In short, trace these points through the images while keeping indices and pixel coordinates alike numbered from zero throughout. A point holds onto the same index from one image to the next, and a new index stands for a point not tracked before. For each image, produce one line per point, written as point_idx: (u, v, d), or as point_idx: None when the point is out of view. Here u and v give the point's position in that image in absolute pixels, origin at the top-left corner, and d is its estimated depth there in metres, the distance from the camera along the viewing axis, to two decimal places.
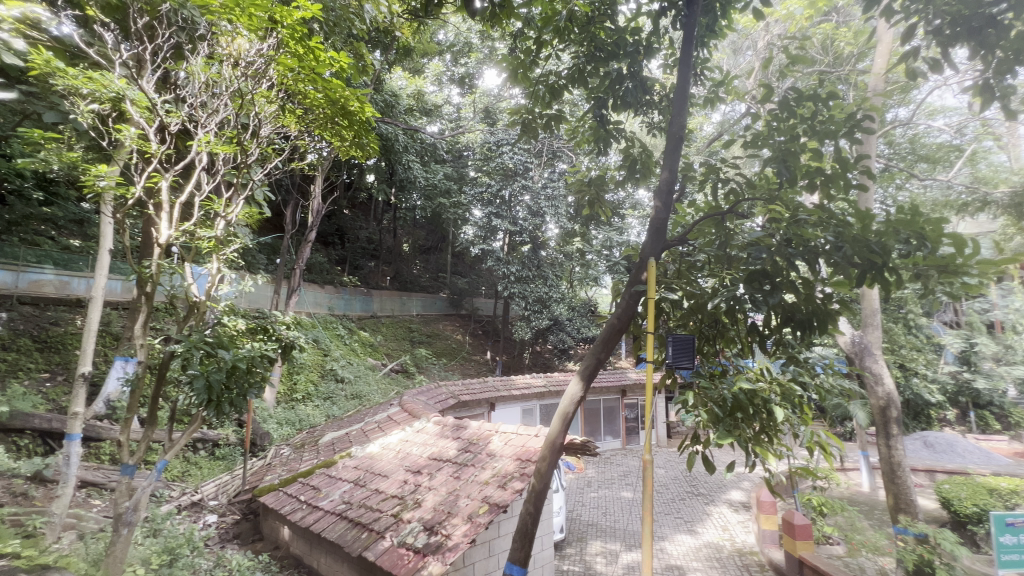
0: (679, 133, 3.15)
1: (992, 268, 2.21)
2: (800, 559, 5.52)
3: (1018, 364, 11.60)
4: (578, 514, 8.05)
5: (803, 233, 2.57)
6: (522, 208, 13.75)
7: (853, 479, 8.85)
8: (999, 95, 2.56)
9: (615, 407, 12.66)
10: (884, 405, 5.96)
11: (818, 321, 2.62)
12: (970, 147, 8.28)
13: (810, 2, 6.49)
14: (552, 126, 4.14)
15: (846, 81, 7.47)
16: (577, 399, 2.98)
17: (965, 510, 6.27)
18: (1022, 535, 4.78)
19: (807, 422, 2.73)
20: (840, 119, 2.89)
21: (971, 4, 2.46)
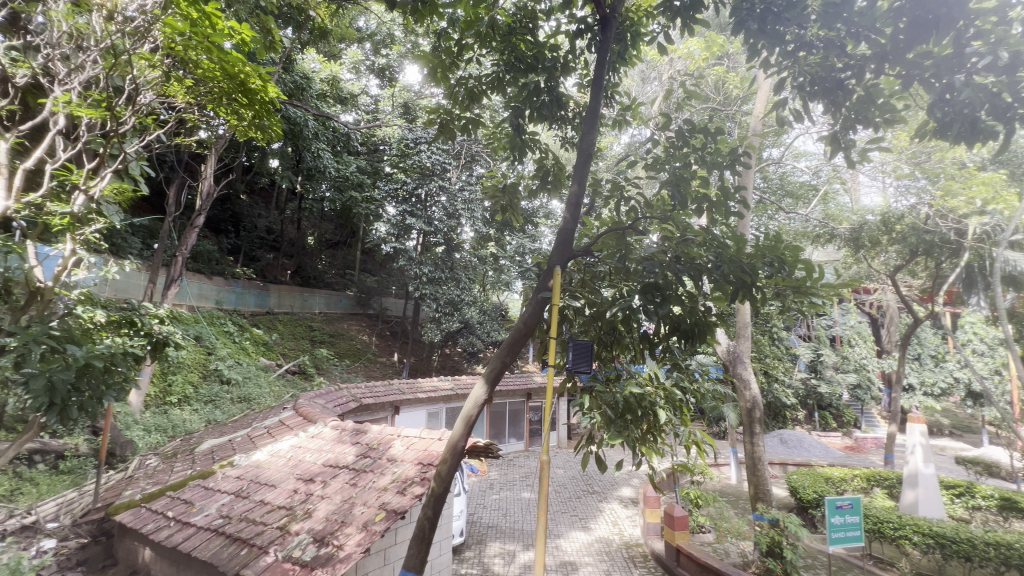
0: (589, 150, 3.32)
1: (832, 291, 2.61)
2: (678, 547, 6.08)
3: (850, 371, 14.08)
4: (478, 517, 8.08)
5: (689, 251, 2.86)
6: (438, 209, 13.54)
7: (723, 473, 9.94)
8: (843, 148, 3.07)
9: (520, 410, 12.94)
10: (750, 407, 6.79)
11: (699, 331, 2.91)
12: (824, 188, 9.77)
13: (708, 46, 7.20)
14: (471, 131, 4.15)
15: (733, 119, 8.43)
16: (481, 402, 2.99)
17: (807, 497, 7.32)
18: (848, 516, 5.68)
19: (686, 423, 3.01)
20: (724, 153, 3.25)
21: (826, 68, 2.92)
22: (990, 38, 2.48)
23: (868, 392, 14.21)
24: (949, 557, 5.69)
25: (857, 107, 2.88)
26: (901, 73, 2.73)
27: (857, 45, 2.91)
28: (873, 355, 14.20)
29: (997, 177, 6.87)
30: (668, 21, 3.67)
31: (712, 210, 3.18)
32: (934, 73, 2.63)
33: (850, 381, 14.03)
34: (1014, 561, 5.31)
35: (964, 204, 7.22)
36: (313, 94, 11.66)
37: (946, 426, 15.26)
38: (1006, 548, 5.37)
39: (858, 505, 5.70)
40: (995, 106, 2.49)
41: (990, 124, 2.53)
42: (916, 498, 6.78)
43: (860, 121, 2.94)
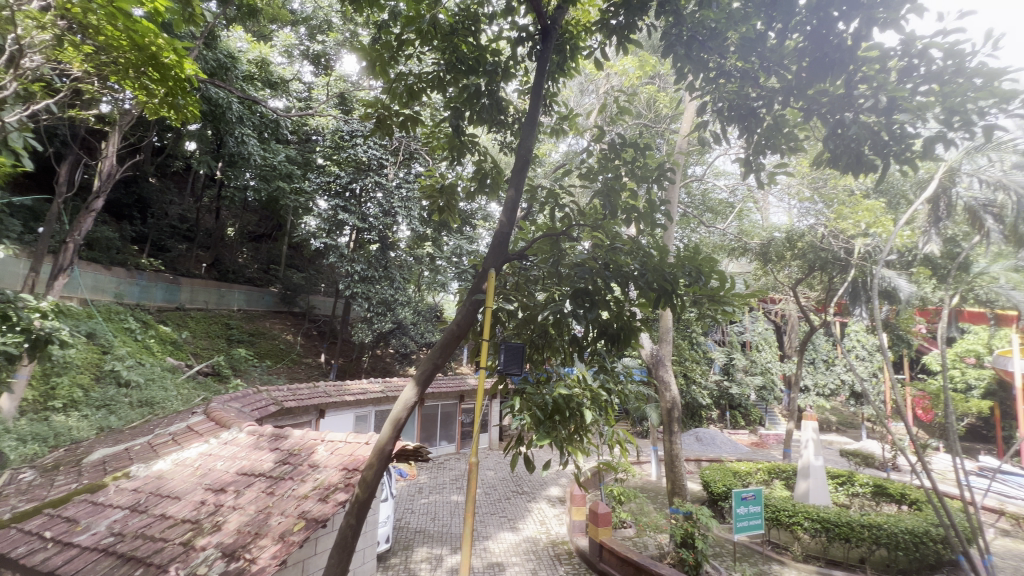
0: (526, 156, 3.38)
1: (741, 300, 2.86)
2: (601, 543, 6.32)
3: (757, 374, 15.44)
4: (406, 522, 7.90)
5: (617, 258, 2.99)
6: (373, 205, 13.08)
7: (645, 471, 10.49)
8: (753, 170, 3.36)
9: (452, 412, 12.84)
10: (670, 407, 7.23)
11: (624, 335, 3.05)
12: (739, 206, 10.65)
13: (642, 65, 7.59)
14: (410, 129, 4.06)
15: (662, 137, 8.96)
16: (410, 404, 2.94)
17: (718, 490, 7.91)
18: (752, 506, 6.21)
19: (610, 423, 3.15)
20: (652, 168, 3.44)
21: (741, 96, 3.21)
22: (874, 83, 2.80)
23: (772, 393, 15.66)
24: (833, 539, 6.41)
25: (766, 134, 3.17)
26: (803, 106, 3.03)
27: (768, 78, 3.21)
28: (777, 359, 15.67)
29: (878, 204, 7.84)
30: (605, 38, 3.84)
31: (641, 220, 3.34)
32: (829, 109, 2.92)
33: (757, 383, 15.37)
34: (882, 540, 6.11)
35: (852, 227, 8.17)
36: (238, 75, 10.88)
37: (834, 423, 17.16)
38: (877, 529, 6.17)
39: (760, 496, 6.25)
40: (877, 142, 2.81)
41: (872, 158, 2.86)
42: (807, 487, 7.56)
43: (768, 147, 3.24)
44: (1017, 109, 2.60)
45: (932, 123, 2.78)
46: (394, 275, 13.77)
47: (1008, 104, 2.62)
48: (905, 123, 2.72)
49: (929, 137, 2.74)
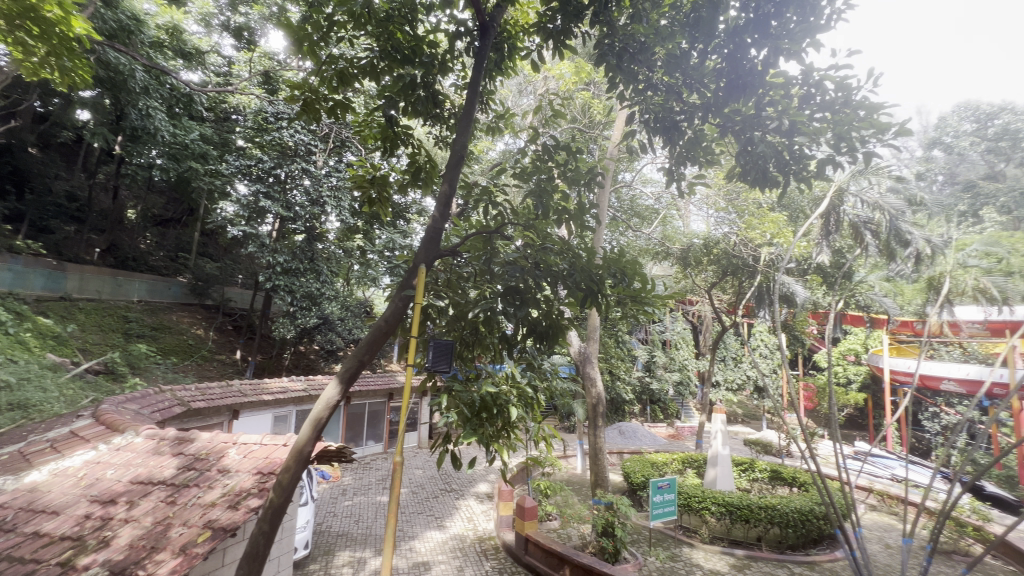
0: (461, 152, 3.34)
1: (660, 301, 3.03)
2: (526, 536, 6.46)
3: (674, 370, 16.53)
4: (327, 526, 7.57)
5: (547, 258, 3.07)
6: (299, 193, 12.33)
7: (571, 464, 10.84)
8: (675, 180, 3.59)
9: (380, 411, 12.46)
10: (595, 403, 7.53)
11: (553, 332, 3.11)
12: (664, 212, 11.32)
13: (578, 71, 7.83)
14: (340, 116, 3.85)
15: (594, 141, 9.29)
16: (333, 403, 2.82)
17: (637, 480, 8.36)
18: (667, 493, 6.64)
19: (536, 419, 3.23)
20: (583, 172, 3.55)
21: (665, 110, 3.42)
22: (779, 107, 3.08)
23: (688, 388, 16.83)
24: (735, 520, 7.04)
25: (687, 147, 3.39)
26: (719, 123, 3.28)
27: (691, 94, 3.42)
28: (692, 357, 16.87)
29: (780, 217, 8.73)
30: (542, 41, 3.90)
31: (572, 222, 3.43)
32: (742, 128, 3.18)
33: (675, 378, 16.46)
34: (776, 519, 6.82)
35: (759, 236, 8.97)
36: (145, 41, 9.81)
37: (740, 415, 18.79)
38: (772, 510, 6.86)
39: (674, 484, 6.70)
40: (779, 161, 3.11)
41: (776, 175, 3.15)
42: (715, 475, 8.21)
43: (689, 159, 3.47)
44: (892, 140, 2.98)
45: (824, 147, 3.12)
46: (320, 268, 13.07)
47: (884, 135, 3.00)
48: (803, 145, 3.03)
49: (822, 159, 3.08)
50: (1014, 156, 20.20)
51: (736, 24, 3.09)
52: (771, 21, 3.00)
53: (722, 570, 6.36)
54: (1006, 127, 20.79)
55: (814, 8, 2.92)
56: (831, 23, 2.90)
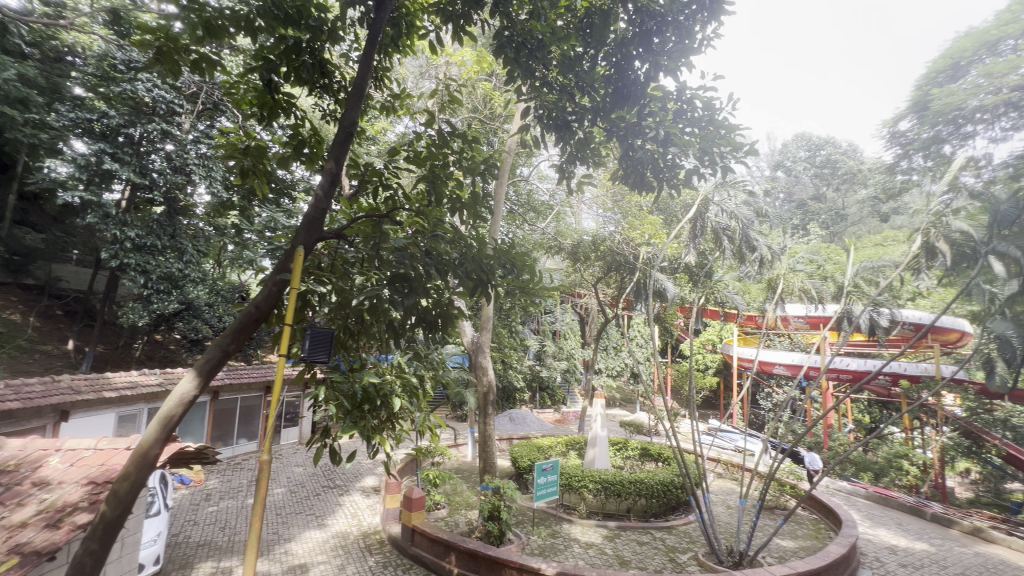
0: (350, 129, 3.11)
1: (546, 292, 3.16)
2: (413, 527, 6.38)
3: (561, 359, 17.46)
4: (185, 536, 6.71)
5: (437, 245, 2.99)
6: (158, 158, 10.61)
7: (461, 452, 10.92)
8: (566, 178, 3.75)
9: (254, 406, 11.34)
10: (487, 391, 7.62)
11: (442, 321, 3.05)
12: (558, 208, 11.79)
13: (479, 61, 7.73)
14: (206, 72, 3.33)
15: (493, 133, 9.27)
16: (188, 399, 2.47)
17: (524, 464, 8.71)
18: (550, 474, 7.02)
19: (422, 410, 3.21)
20: (479, 161, 3.52)
21: (558, 109, 3.53)
22: (656, 118, 3.37)
23: (573, 375, 17.90)
24: (609, 495, 7.69)
25: (578, 147, 3.55)
26: (606, 127, 3.49)
27: (583, 97, 3.57)
28: (579, 346, 17.96)
29: (657, 220, 9.63)
30: (441, 23, 3.77)
31: (467, 211, 3.36)
32: (625, 134, 3.42)
33: (562, 367, 17.38)
34: (643, 491, 7.59)
35: (640, 237, 9.80)
36: None
37: (618, 399, 20.52)
38: (641, 483, 7.62)
39: (556, 466, 7.10)
40: (655, 168, 3.42)
41: (651, 181, 3.46)
42: (594, 455, 8.87)
43: (579, 158, 3.64)
44: (743, 158, 3.46)
45: (691, 159, 3.52)
46: (184, 246, 11.43)
47: (739, 153, 3.46)
48: (675, 155, 3.35)
49: (689, 170, 3.46)
50: (833, 181, 24.34)
51: (624, 36, 3.30)
52: (653, 38, 3.27)
53: (596, 541, 6.91)
54: (828, 157, 25.00)
55: (689, 32, 3.24)
56: (701, 48, 3.24)
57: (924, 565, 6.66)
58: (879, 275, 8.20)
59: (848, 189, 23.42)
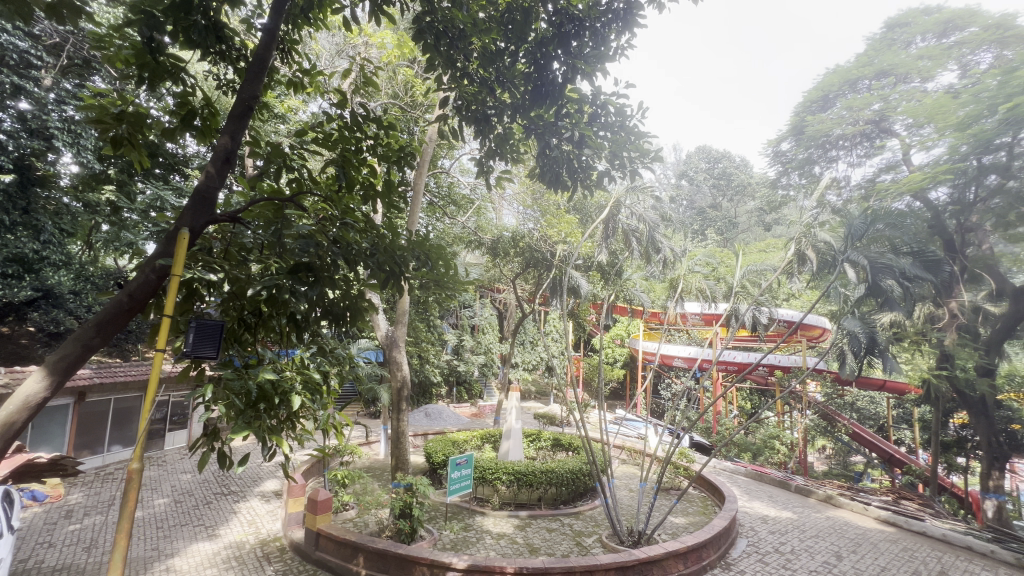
0: (250, 103, 2.81)
1: (461, 286, 3.13)
2: (318, 531, 6.05)
3: (479, 354, 17.50)
4: (37, 561, 5.76)
5: (345, 232, 2.78)
6: (8, 118, 8.86)
7: (373, 450, 10.55)
8: (485, 172, 3.75)
9: (131, 408, 10.02)
10: (400, 387, 7.35)
11: (351, 314, 2.89)
12: (479, 203, 11.77)
13: (400, 45, 7.43)
14: (67, 19, 2.83)
15: (413, 122, 9.02)
16: (36, 402, 2.11)
17: (438, 459, 8.63)
18: (463, 469, 7.01)
19: (326, 408, 3.05)
20: (395, 149, 3.36)
21: (478, 102, 3.50)
22: (572, 118, 3.48)
23: (491, 369, 18.07)
24: (521, 485, 7.88)
25: (497, 142, 3.55)
26: (525, 124, 3.52)
27: (502, 92, 3.57)
28: (496, 340, 18.16)
29: (573, 219, 10.12)
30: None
31: (382, 199, 3.16)
32: (543, 132, 3.49)
33: (480, 361, 17.49)
34: (553, 480, 7.88)
35: (557, 235, 10.13)
36: None
37: (533, 391, 21.11)
38: (552, 473, 7.91)
39: (470, 460, 7.10)
40: (570, 168, 3.56)
41: (566, 180, 3.60)
42: (508, 447, 9.03)
43: (499, 154, 3.65)
44: (651, 164, 3.72)
45: (603, 162, 3.74)
46: (41, 223, 9.62)
47: (647, 159, 3.70)
48: (589, 157, 3.50)
49: (601, 172, 3.66)
50: (728, 192, 26.87)
51: (543, 36, 3.34)
52: (572, 41, 3.36)
53: (508, 531, 7.05)
54: (724, 170, 27.68)
55: (604, 38, 3.37)
56: (616, 56, 3.39)
57: (788, 530, 7.65)
58: (761, 278, 9.25)
59: (739, 200, 26.05)
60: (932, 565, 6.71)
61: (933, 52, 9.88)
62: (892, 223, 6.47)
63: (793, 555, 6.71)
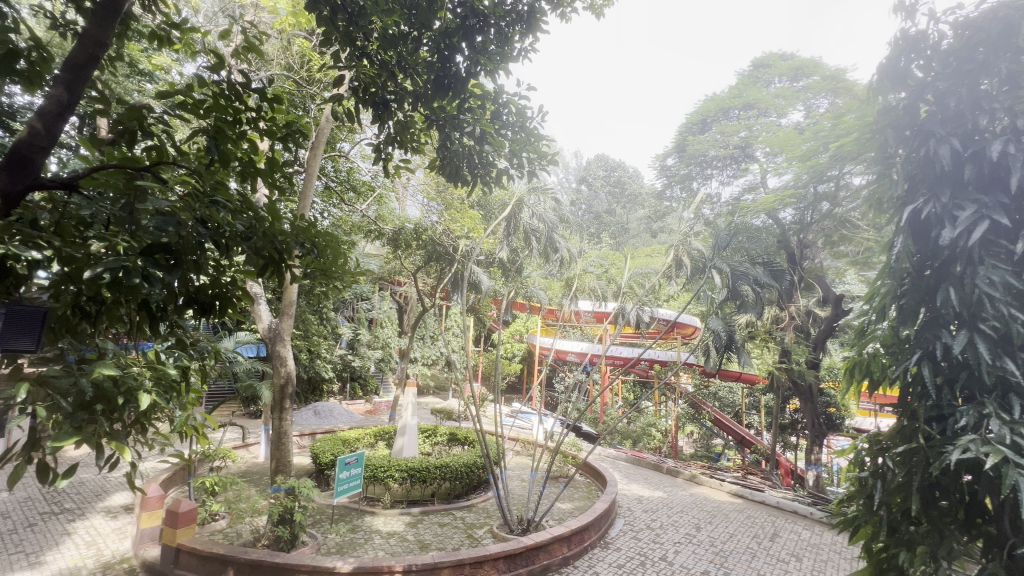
0: (97, 52, 2.35)
1: (350, 275, 2.97)
2: (177, 547, 5.39)
3: (375, 348, 16.84)
4: None
5: (214, 211, 2.35)
6: None
7: (251, 453, 9.63)
8: (382, 159, 3.61)
9: None
10: (284, 384, 6.73)
11: (220, 304, 2.55)
12: (380, 191, 11.30)
13: (296, 14, 6.86)
14: None
15: (309, 99, 8.35)
16: None
17: (325, 460, 8.13)
18: (352, 468, 6.69)
19: (184, 407, 2.76)
20: (281, 125, 3.01)
21: (377, 84, 3.32)
22: (473, 114, 3.49)
23: (388, 364, 17.48)
24: (414, 482, 7.74)
25: (397, 130, 3.44)
26: (426, 114, 3.45)
27: (404, 78, 3.44)
28: (395, 335, 17.64)
29: (476, 215, 10.17)
30: None
31: (263, 178, 2.83)
32: (444, 124, 3.45)
33: (377, 356, 16.82)
34: (447, 474, 7.86)
35: (459, 229, 10.02)
36: None
37: (432, 386, 20.89)
38: (446, 467, 7.89)
39: (361, 459, 6.81)
40: (470, 164, 3.59)
41: (466, 174, 3.68)
42: (402, 444, 8.82)
43: (399, 142, 3.53)
44: (548, 167, 3.90)
45: (503, 160, 3.82)
46: None
47: (544, 162, 3.88)
48: (488, 153, 3.56)
49: (500, 169, 3.75)
50: (621, 200, 29.00)
51: (447, 27, 3.28)
52: (477, 36, 3.34)
53: (398, 529, 6.90)
54: (619, 179, 29.81)
55: (507, 39, 3.43)
56: (519, 57, 3.47)
57: (658, 508, 8.50)
58: (645, 280, 10.12)
59: (631, 208, 28.27)
60: (768, 528, 7.91)
61: (787, 93, 11.54)
62: (750, 236, 7.47)
63: (661, 530, 7.47)
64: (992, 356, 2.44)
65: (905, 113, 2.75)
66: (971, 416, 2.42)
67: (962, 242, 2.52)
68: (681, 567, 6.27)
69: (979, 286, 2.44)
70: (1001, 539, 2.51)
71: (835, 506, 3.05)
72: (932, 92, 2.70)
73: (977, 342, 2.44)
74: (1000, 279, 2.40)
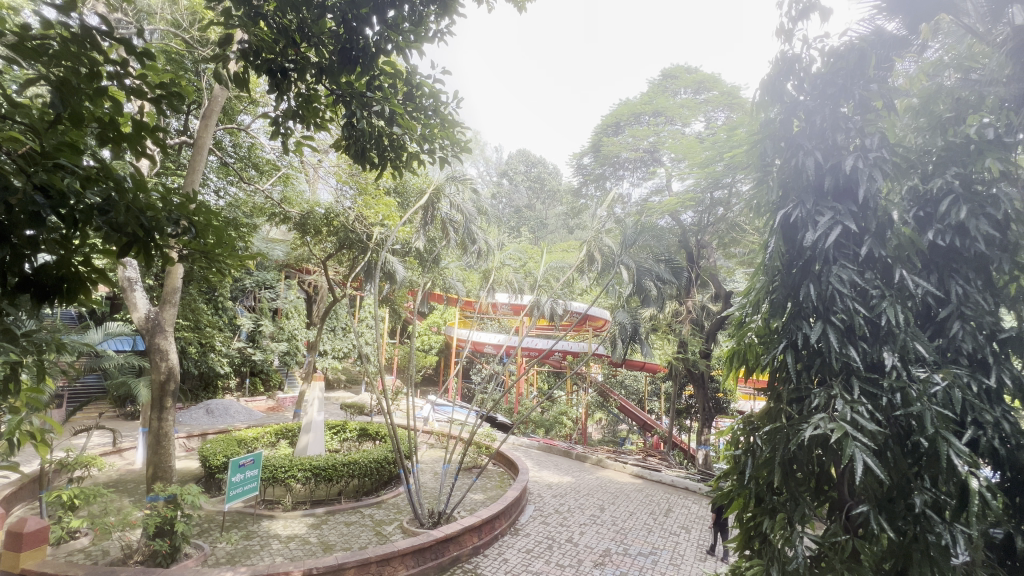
0: None
1: (236, 259, 2.66)
2: (21, 573, 4.60)
3: (279, 340, 15.61)
4: None
5: (57, 178, 1.96)
6: None
7: (124, 459, 8.48)
8: (280, 131, 3.28)
9: None
10: (165, 380, 5.94)
11: (67, 288, 2.12)
12: (286, 170, 10.42)
13: None
14: None
15: (201, 62, 7.46)
16: None
17: (216, 463, 7.39)
18: (247, 471, 6.15)
19: (14, 409, 2.34)
20: (155, 82, 2.55)
21: (272, 47, 2.95)
22: (382, 93, 3.32)
23: (294, 358, 16.29)
24: (319, 480, 7.31)
25: (299, 103, 3.15)
26: (332, 88, 3.19)
27: (306, 47, 3.12)
28: (302, 326, 16.45)
29: (392, 201, 9.50)
30: None
31: (129, 145, 2.39)
32: (349, 100, 3.21)
33: (282, 348, 15.63)
34: (355, 471, 7.53)
35: (374, 216, 9.39)
36: None
37: (343, 380, 19.92)
38: (354, 464, 7.55)
39: (258, 459, 6.28)
40: (378, 145, 3.44)
41: (373, 155, 3.51)
42: (306, 442, 8.29)
43: (300, 115, 3.24)
44: (461, 155, 3.88)
45: (416, 143, 3.71)
46: None
47: (458, 149, 3.83)
48: (398, 134, 3.43)
49: (411, 152, 3.64)
50: (541, 196, 29.65)
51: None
52: (389, 10, 3.14)
53: (300, 532, 6.50)
54: (539, 174, 30.36)
55: (422, 18, 3.30)
56: (434, 39, 3.35)
57: (566, 492, 8.89)
58: (560, 274, 10.44)
59: (550, 204, 29.01)
60: (663, 504, 8.61)
61: (691, 104, 12.62)
62: (654, 235, 7.99)
63: (568, 513, 7.82)
64: (840, 344, 2.80)
65: (780, 127, 3.05)
66: (822, 397, 2.77)
67: (820, 244, 2.86)
68: (585, 547, 6.59)
69: (832, 283, 2.79)
70: (840, 503, 2.91)
71: (714, 481, 3.38)
72: (802, 110, 3.02)
73: (828, 332, 2.78)
74: (848, 277, 2.76)
